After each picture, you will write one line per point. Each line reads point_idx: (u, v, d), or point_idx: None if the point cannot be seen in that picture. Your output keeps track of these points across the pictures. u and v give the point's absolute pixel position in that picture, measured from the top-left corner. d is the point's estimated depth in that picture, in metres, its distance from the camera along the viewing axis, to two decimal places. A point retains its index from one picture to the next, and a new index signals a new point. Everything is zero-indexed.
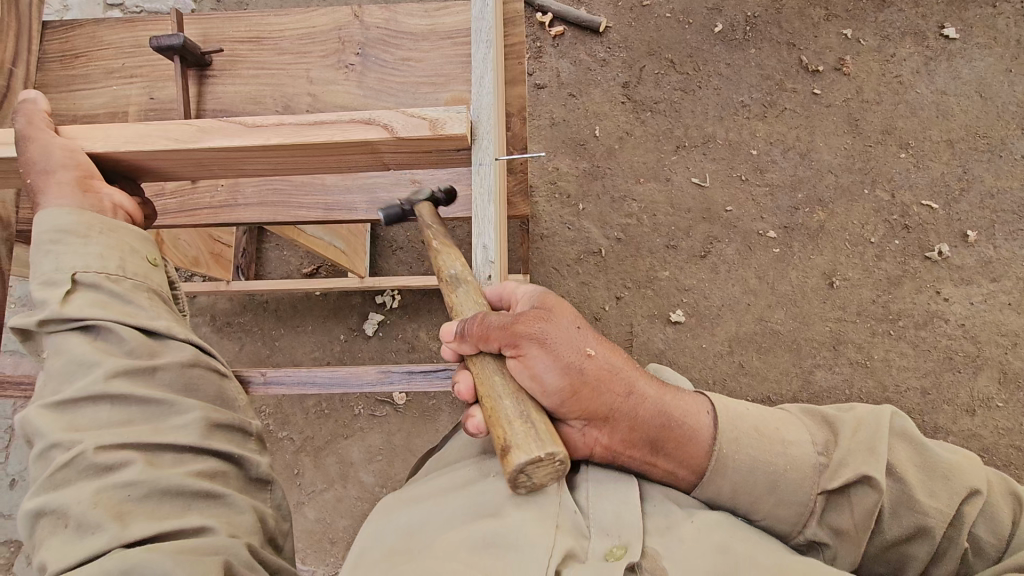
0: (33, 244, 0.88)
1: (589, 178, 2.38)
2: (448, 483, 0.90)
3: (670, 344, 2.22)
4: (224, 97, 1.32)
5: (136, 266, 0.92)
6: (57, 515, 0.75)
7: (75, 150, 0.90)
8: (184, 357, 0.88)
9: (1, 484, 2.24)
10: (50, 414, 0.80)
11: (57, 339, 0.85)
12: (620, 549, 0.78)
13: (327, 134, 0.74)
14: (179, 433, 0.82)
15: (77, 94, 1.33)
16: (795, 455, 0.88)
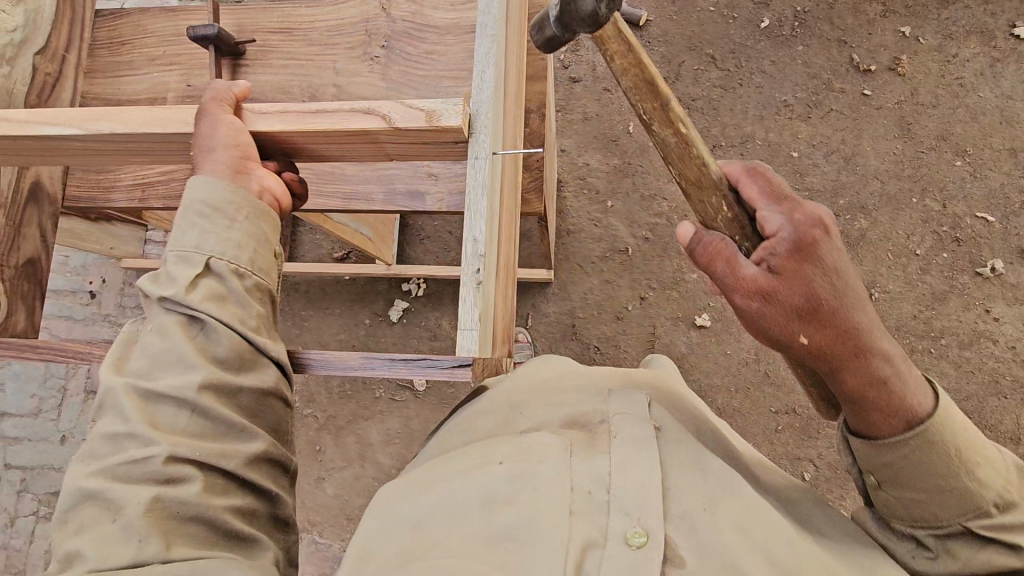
0: (180, 210, 0.86)
1: (619, 175, 2.34)
2: (450, 460, 0.84)
3: (693, 349, 2.17)
4: (255, 85, 1.36)
5: (266, 258, 0.91)
6: (108, 505, 0.77)
7: (240, 131, 0.88)
8: (269, 384, 0.88)
9: (53, 438, 2.42)
10: (137, 400, 0.81)
11: (165, 319, 0.84)
12: (642, 536, 0.69)
13: (328, 122, 0.76)
14: (236, 463, 0.83)
15: (122, 80, 1.41)
16: (982, 498, 0.77)
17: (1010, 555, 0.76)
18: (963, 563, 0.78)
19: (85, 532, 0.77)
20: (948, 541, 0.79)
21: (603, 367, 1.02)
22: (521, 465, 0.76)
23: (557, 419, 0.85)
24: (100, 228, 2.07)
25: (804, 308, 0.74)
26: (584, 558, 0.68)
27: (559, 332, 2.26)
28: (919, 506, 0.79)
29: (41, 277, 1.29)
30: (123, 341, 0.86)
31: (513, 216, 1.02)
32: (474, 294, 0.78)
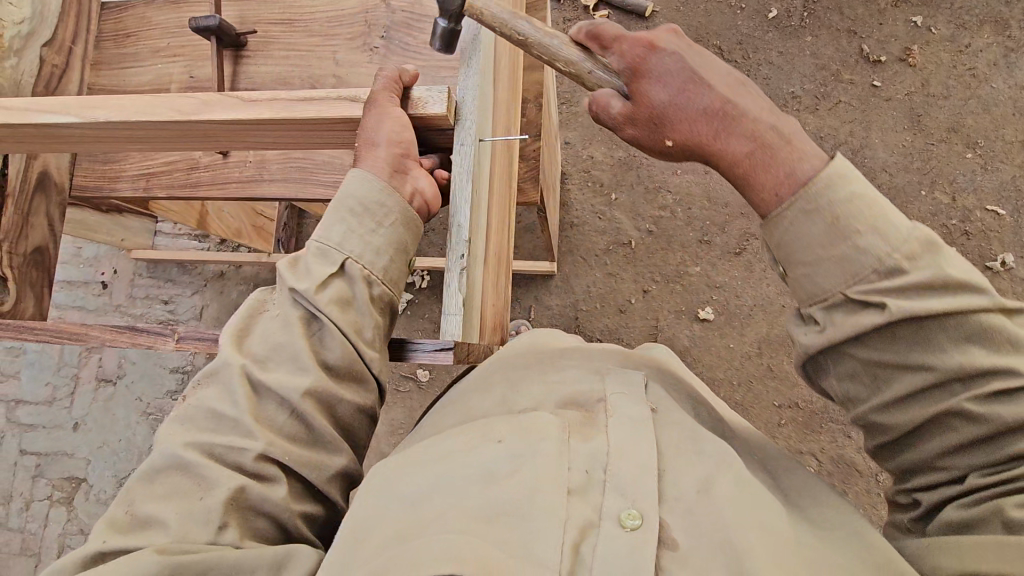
0: (334, 202, 0.81)
1: (624, 167, 2.32)
2: (444, 436, 0.82)
3: (696, 342, 2.16)
4: (256, 76, 1.38)
5: (402, 269, 0.86)
6: (189, 483, 0.75)
7: (406, 127, 0.80)
8: (368, 403, 0.86)
9: (66, 425, 2.48)
10: (247, 386, 0.78)
11: (291, 311, 0.80)
12: (634, 516, 0.69)
13: (314, 109, 0.77)
14: (319, 473, 0.80)
15: (127, 71, 1.44)
16: (861, 257, 0.72)
17: (883, 316, 0.71)
18: (840, 329, 0.74)
19: (161, 501, 0.74)
20: (831, 313, 0.75)
21: (597, 346, 1.02)
22: (524, 444, 0.75)
23: (554, 399, 0.85)
24: (110, 219, 2.11)
25: (656, 116, 0.81)
26: (582, 540, 0.68)
27: (562, 324, 2.26)
28: (800, 276, 0.77)
29: (49, 265, 1.33)
30: (247, 313, 0.83)
31: (503, 202, 1.02)
32: (459, 280, 0.78)
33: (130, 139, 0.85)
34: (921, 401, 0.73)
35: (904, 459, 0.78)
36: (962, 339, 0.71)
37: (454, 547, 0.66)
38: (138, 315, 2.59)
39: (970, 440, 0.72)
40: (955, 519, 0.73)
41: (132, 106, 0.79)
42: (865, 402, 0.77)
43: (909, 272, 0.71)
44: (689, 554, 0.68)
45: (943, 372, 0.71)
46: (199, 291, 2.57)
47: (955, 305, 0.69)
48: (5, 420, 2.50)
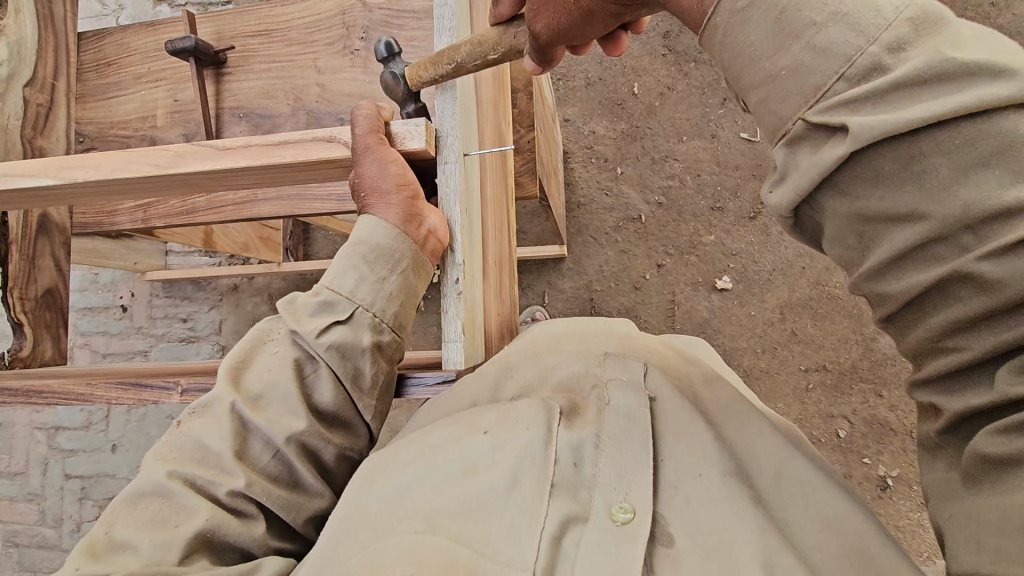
0: (346, 244, 0.78)
1: (627, 139, 2.24)
2: (428, 429, 0.75)
3: (715, 313, 2.11)
4: (240, 93, 1.35)
5: (410, 313, 0.82)
6: (161, 512, 0.68)
7: (407, 168, 0.76)
8: (355, 448, 0.80)
9: (106, 447, 2.56)
10: (235, 421, 0.72)
11: (294, 354, 0.76)
12: (625, 512, 0.62)
13: (290, 153, 0.73)
14: (298, 514, 0.74)
15: (112, 101, 1.42)
16: (826, 58, 0.52)
17: (849, 143, 0.50)
18: (803, 176, 0.54)
19: (137, 527, 0.67)
20: (797, 152, 0.55)
21: (603, 333, 0.95)
22: (506, 435, 0.68)
23: (545, 387, 0.78)
24: (119, 244, 2.10)
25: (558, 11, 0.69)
26: (563, 535, 0.61)
27: (577, 307, 2.24)
28: (759, 106, 0.58)
29: (62, 304, 1.34)
30: (249, 344, 0.77)
31: (499, 212, 1.00)
32: (454, 306, 0.76)
33: (114, 192, 0.84)
34: (921, 265, 0.50)
35: (911, 344, 0.55)
36: (975, 163, 0.46)
37: (416, 547, 0.58)
38: (160, 334, 2.62)
39: (991, 317, 0.48)
40: (990, 454, 0.49)
41: (109, 164, 0.77)
42: (853, 270, 0.56)
43: (890, 70, 0.49)
44: (683, 556, 0.60)
45: (943, 223, 0.47)
46: (215, 306, 2.59)
47: (955, 105, 0.46)
48: (48, 447, 2.60)
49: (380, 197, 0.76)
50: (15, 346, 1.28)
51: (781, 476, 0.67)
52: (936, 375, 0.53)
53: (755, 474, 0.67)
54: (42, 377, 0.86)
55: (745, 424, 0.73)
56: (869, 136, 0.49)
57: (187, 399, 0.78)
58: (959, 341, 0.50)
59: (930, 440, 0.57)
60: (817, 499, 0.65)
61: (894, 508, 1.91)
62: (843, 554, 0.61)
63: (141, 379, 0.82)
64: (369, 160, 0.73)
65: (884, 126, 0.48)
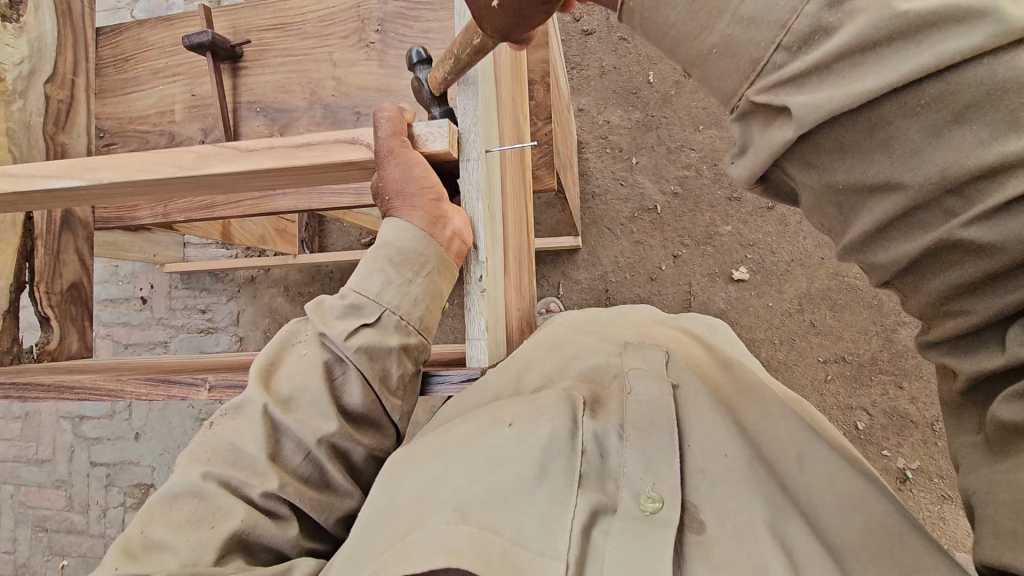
0: (371, 248, 0.78)
1: (642, 129, 2.21)
2: (451, 425, 0.75)
3: (731, 304, 2.09)
4: (256, 87, 1.35)
5: (434, 315, 0.82)
6: (197, 512, 0.70)
7: (427, 168, 0.74)
8: (383, 447, 0.81)
9: (129, 435, 2.61)
10: (267, 424, 0.73)
11: (323, 356, 0.76)
12: (655, 501, 0.62)
13: (313, 155, 0.72)
14: (329, 514, 0.75)
15: (130, 96, 1.42)
16: None
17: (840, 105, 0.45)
18: (757, 156, 0.51)
19: (175, 528, 0.69)
20: (750, 126, 0.52)
21: (621, 323, 0.95)
22: (531, 424, 0.68)
23: (567, 376, 0.79)
24: (138, 236, 2.13)
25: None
26: (593, 525, 0.61)
27: (593, 298, 2.23)
28: None
29: (86, 298, 1.36)
30: (278, 345, 0.78)
31: (519, 206, 0.99)
32: (478, 303, 0.76)
33: (138, 192, 0.84)
34: (908, 231, 0.46)
35: (918, 306, 0.51)
36: (946, 122, 0.41)
37: (448, 537, 0.58)
38: (179, 325, 2.66)
39: (990, 280, 0.44)
40: (1006, 422, 0.49)
41: (133, 165, 0.77)
42: (841, 237, 0.51)
43: (833, 31, 0.44)
44: (716, 542, 0.59)
45: (921, 190, 0.43)
46: (233, 298, 2.62)
47: (892, 76, 0.41)
48: (73, 435, 2.66)
49: (404, 200, 0.75)
50: (42, 339, 1.31)
51: (803, 454, 0.68)
52: (944, 339, 0.51)
53: (777, 456, 0.68)
54: (71, 373, 0.88)
55: (765, 410, 0.73)
56: (813, 120, 0.45)
57: (216, 395, 0.78)
58: (965, 304, 0.47)
59: (956, 401, 0.57)
60: (841, 479, 0.65)
61: (913, 500, 1.89)
62: (874, 538, 0.60)
63: (168, 375, 0.83)
64: (392, 164, 0.72)
65: (826, 109, 0.44)
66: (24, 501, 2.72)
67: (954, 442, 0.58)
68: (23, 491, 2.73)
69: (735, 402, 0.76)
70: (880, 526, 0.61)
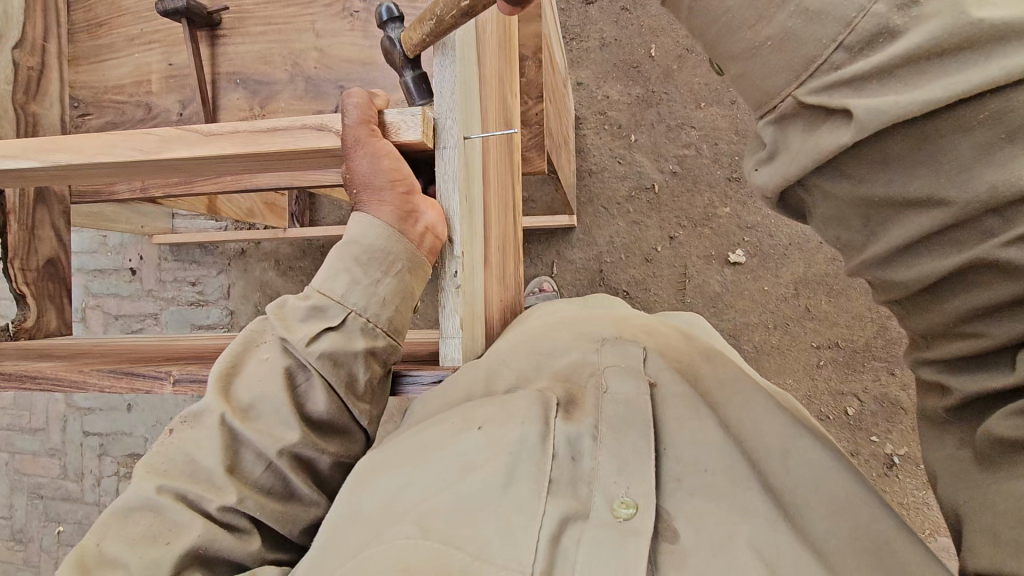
0: (336, 246, 0.74)
1: (642, 105, 2.14)
2: (424, 426, 0.73)
3: (727, 287, 2.06)
4: (236, 57, 1.29)
5: (405, 317, 0.79)
6: (152, 528, 0.68)
7: (399, 160, 0.72)
8: (351, 454, 0.79)
9: (121, 406, 2.61)
10: (225, 435, 0.71)
11: (284, 360, 0.73)
12: (629, 506, 0.60)
13: (279, 142, 0.68)
14: (292, 525, 0.74)
15: (104, 63, 1.36)
16: None
17: (852, 132, 0.43)
18: (793, 162, 0.48)
19: (128, 543, 0.68)
20: (787, 129, 0.49)
21: (604, 317, 0.94)
22: (502, 429, 0.66)
23: (543, 374, 0.77)
24: (124, 208, 2.08)
25: None
26: (563, 532, 0.59)
27: (586, 278, 2.20)
28: (739, 79, 0.51)
29: (64, 275, 1.33)
30: (237, 349, 0.75)
31: (504, 193, 0.96)
32: (454, 300, 0.74)
33: (102, 174, 0.80)
34: (937, 251, 0.45)
35: (922, 327, 0.50)
36: (998, 141, 0.40)
37: (409, 552, 0.57)
38: (170, 297, 2.64)
39: (1014, 304, 0.43)
40: (1003, 436, 0.47)
41: (92, 146, 0.73)
42: (859, 253, 0.50)
43: (898, 35, 0.41)
44: (689, 551, 0.58)
45: (963, 210, 0.42)
46: (224, 271, 2.58)
47: (957, 89, 0.39)
48: (66, 405, 2.67)
49: (372, 193, 0.72)
50: (19, 317, 1.28)
51: (788, 451, 0.65)
52: (948, 356, 0.50)
53: (761, 457, 0.66)
54: (39, 358, 0.85)
55: (747, 406, 0.71)
56: (875, 127, 0.42)
57: (181, 390, 0.76)
58: (981, 327, 0.46)
59: (936, 415, 0.55)
60: (828, 481, 0.63)
61: (899, 486, 1.90)
62: (856, 541, 0.59)
63: (133, 365, 0.80)
64: (360, 155, 0.68)
65: (883, 117, 0.41)
66: (19, 469, 2.75)
67: (931, 454, 0.57)
68: (18, 459, 2.75)
69: (713, 395, 0.74)
70: (866, 531, 0.60)
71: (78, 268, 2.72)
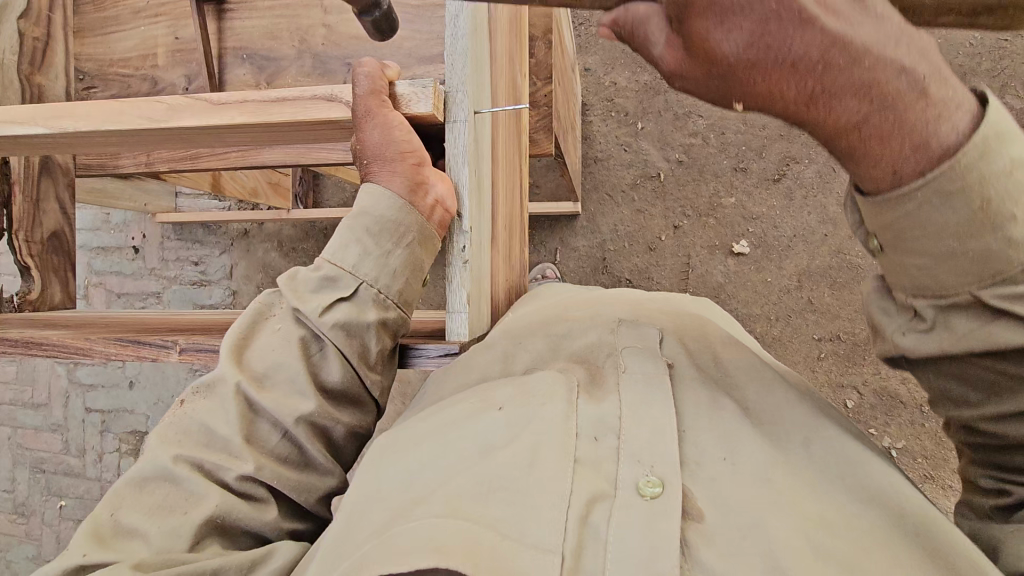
0: (347, 216, 0.75)
1: (650, 92, 2.13)
2: (440, 405, 0.75)
3: (730, 278, 2.06)
4: (243, 32, 1.28)
5: (415, 289, 0.79)
6: (168, 498, 0.69)
7: (410, 133, 0.71)
8: (365, 424, 0.80)
9: (123, 383, 2.63)
10: (240, 404, 0.71)
11: (296, 330, 0.74)
12: (654, 484, 0.60)
13: (289, 111, 0.68)
14: (309, 493, 0.75)
15: (110, 36, 1.35)
16: None
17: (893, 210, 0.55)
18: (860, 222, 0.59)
19: (144, 512, 0.68)
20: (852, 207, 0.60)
21: (613, 299, 0.94)
22: (525, 410, 0.67)
23: (560, 356, 0.78)
24: (128, 184, 2.07)
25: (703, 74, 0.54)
26: (591, 511, 0.59)
27: (589, 266, 2.20)
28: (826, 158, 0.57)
29: (68, 248, 1.33)
30: (248, 320, 0.75)
31: (512, 172, 0.95)
32: (461, 275, 0.73)
33: (111, 144, 0.80)
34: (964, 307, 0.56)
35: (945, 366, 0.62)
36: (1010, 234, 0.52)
37: (437, 530, 0.56)
38: (172, 277, 2.64)
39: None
40: None
41: (100, 114, 0.73)
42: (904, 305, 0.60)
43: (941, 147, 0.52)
44: (716, 530, 0.58)
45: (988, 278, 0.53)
46: (227, 251, 2.58)
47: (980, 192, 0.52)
48: (68, 380, 2.69)
49: (383, 164, 0.72)
50: (23, 289, 1.28)
51: (811, 442, 0.68)
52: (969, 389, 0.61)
53: (783, 444, 0.67)
54: (47, 327, 0.86)
55: (767, 391, 0.73)
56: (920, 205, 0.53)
57: (188, 358, 0.76)
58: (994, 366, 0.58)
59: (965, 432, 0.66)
60: None
61: None
62: (869, 528, 0.61)
63: (139, 335, 0.80)
64: (372, 125, 0.67)
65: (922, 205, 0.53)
66: (21, 443, 2.77)
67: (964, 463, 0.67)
68: (20, 433, 2.77)
69: (729, 379, 0.75)
70: (886, 502, 0.65)
71: (81, 245, 2.72)
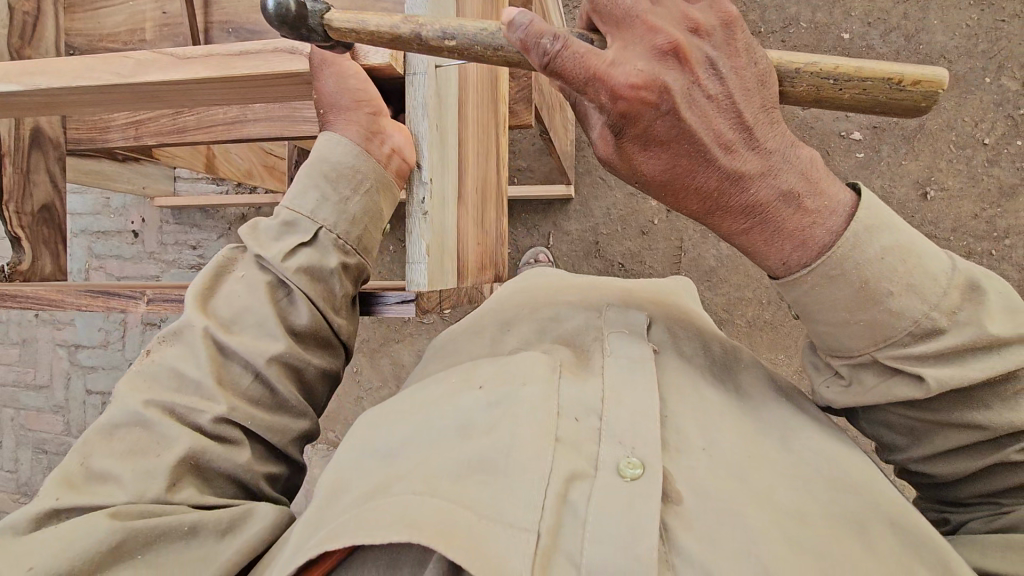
0: (307, 163, 0.78)
1: None
2: (424, 385, 0.77)
3: (722, 261, 2.05)
4: (229, 5, 1.29)
5: (374, 238, 0.82)
6: (139, 442, 0.70)
7: (366, 82, 0.76)
8: (337, 367, 0.83)
9: (123, 365, 2.66)
10: (210, 346, 0.73)
11: (258, 277, 0.76)
12: (635, 464, 0.61)
13: (251, 65, 0.70)
14: (283, 433, 0.77)
15: (100, 11, 1.36)
16: None
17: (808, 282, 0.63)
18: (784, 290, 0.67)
19: (115, 457, 0.69)
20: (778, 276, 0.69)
21: (597, 283, 0.95)
22: (506, 390, 0.68)
23: (545, 338, 0.79)
24: (125, 167, 2.09)
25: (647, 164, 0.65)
26: (570, 488, 0.59)
27: (582, 249, 2.21)
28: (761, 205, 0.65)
29: (59, 221, 1.34)
30: (209, 274, 0.77)
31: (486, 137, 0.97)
32: (420, 225, 0.74)
33: (86, 103, 0.82)
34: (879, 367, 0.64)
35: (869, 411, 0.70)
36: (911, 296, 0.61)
37: (415, 507, 0.57)
38: (171, 260, 2.66)
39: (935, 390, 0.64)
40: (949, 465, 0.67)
41: (71, 71, 0.74)
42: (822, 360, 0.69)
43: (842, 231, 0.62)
44: (693, 513, 0.59)
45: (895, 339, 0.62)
46: (224, 235, 2.61)
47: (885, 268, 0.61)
48: (70, 362, 2.73)
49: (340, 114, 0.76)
50: (14, 260, 1.29)
51: (789, 438, 0.68)
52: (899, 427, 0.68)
53: (762, 437, 0.68)
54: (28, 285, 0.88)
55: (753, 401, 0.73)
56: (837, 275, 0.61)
57: (154, 309, 0.77)
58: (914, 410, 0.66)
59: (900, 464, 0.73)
60: None
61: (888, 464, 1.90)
62: (837, 515, 0.62)
63: (114, 290, 0.82)
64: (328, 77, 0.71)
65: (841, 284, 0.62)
66: (25, 424, 2.81)
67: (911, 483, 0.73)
68: (24, 415, 2.81)
69: (708, 366, 0.75)
70: (862, 490, 0.64)
71: (82, 229, 2.76)
